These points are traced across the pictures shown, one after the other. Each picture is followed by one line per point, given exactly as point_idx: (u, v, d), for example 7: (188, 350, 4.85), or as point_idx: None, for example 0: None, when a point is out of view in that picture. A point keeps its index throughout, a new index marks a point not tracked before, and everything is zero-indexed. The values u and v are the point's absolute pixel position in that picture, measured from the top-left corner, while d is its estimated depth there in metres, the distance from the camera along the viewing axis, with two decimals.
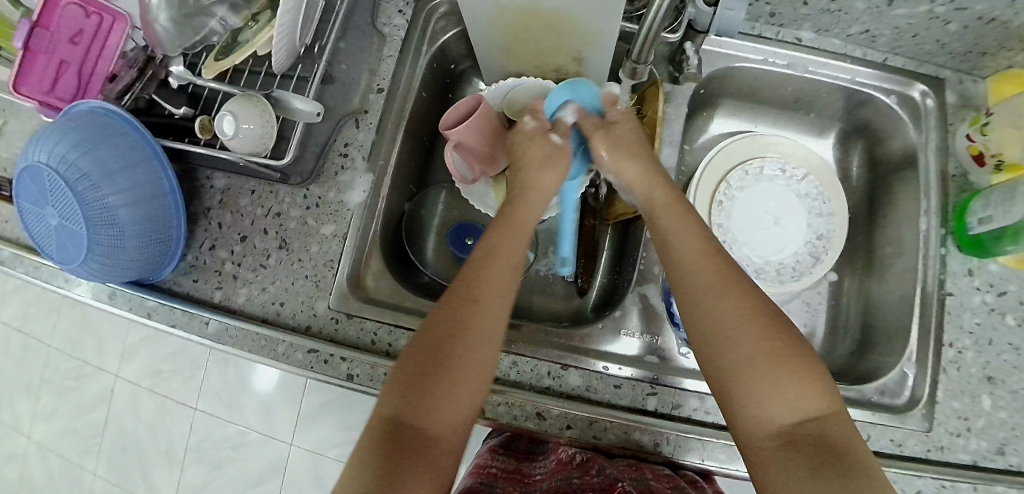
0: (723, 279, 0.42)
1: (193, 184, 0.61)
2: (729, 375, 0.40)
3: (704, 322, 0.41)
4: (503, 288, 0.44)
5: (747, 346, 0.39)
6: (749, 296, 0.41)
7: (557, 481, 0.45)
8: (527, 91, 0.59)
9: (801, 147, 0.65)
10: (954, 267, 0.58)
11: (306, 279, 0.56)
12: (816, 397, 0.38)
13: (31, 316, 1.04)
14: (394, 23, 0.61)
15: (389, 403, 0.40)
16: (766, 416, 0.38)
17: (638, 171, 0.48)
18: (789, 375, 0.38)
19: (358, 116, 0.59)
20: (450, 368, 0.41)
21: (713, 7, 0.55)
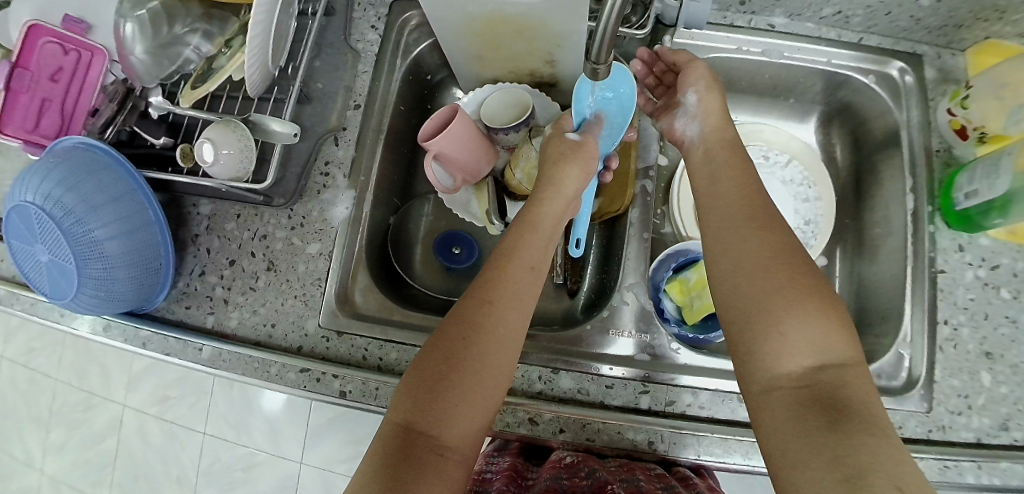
0: (749, 221, 0.45)
1: (179, 211, 0.61)
2: (761, 306, 0.41)
3: (727, 264, 0.44)
4: (519, 295, 0.45)
5: (777, 279, 0.41)
6: (777, 243, 0.43)
7: (548, 481, 0.46)
8: (504, 97, 0.59)
9: (783, 133, 0.64)
10: (944, 243, 0.57)
11: (295, 299, 0.56)
12: (838, 342, 0.38)
13: (35, 351, 1.05)
14: (367, 38, 0.60)
15: (401, 411, 0.40)
16: (780, 350, 0.39)
17: (716, 106, 0.54)
18: (816, 316, 0.39)
19: (336, 134, 0.58)
20: (492, 315, 0.43)
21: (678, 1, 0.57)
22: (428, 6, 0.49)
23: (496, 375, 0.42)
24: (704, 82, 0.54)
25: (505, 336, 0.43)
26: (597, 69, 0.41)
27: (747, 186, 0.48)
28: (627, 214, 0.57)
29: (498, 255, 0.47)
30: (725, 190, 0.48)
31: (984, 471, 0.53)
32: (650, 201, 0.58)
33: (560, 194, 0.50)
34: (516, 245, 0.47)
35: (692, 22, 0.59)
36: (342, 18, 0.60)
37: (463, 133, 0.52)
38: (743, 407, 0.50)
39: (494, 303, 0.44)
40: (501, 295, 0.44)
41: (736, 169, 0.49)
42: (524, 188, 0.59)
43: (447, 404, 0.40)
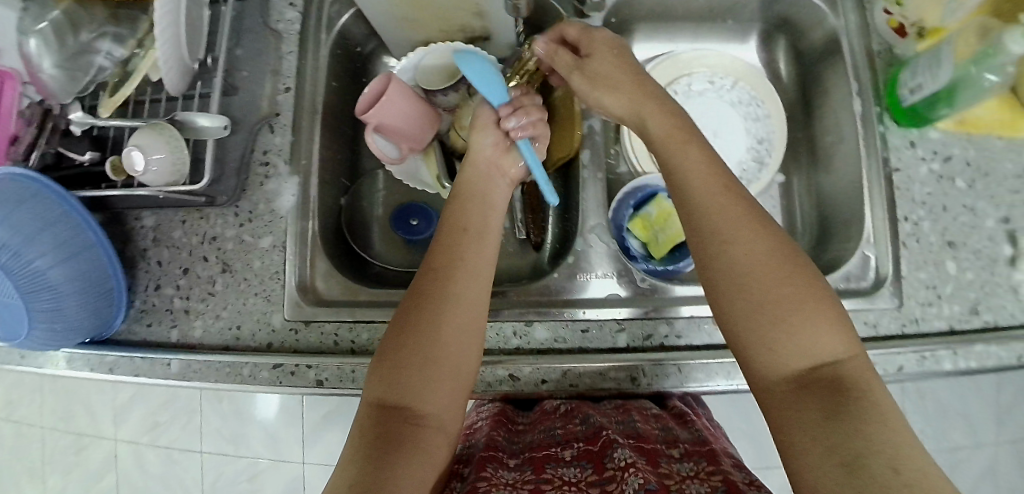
0: (746, 223, 0.41)
1: (123, 228, 0.58)
2: (754, 308, 0.39)
3: (727, 268, 0.40)
4: (470, 264, 0.44)
5: (766, 279, 0.39)
6: (761, 242, 0.41)
7: (542, 433, 0.48)
8: (439, 57, 0.57)
9: (726, 56, 0.63)
10: (896, 141, 0.57)
11: (257, 296, 0.55)
12: (834, 339, 0.38)
13: (15, 401, 1.02)
14: (287, 17, 0.58)
15: (372, 388, 0.40)
16: (786, 356, 0.38)
17: (625, 103, 0.49)
18: (809, 316, 0.38)
19: (270, 120, 0.56)
20: (449, 308, 0.42)
21: None
22: None
23: (460, 339, 0.41)
24: (596, 88, 0.50)
25: (467, 331, 0.42)
26: None
27: (720, 178, 0.44)
28: (579, 156, 0.56)
29: (445, 225, 0.47)
30: (706, 188, 0.43)
31: (960, 356, 0.54)
32: (598, 141, 0.57)
33: (478, 161, 0.50)
34: (459, 209, 0.48)
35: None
36: (257, 0, 0.58)
37: (403, 100, 0.51)
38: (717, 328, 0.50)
39: (444, 266, 0.44)
40: (454, 261, 0.44)
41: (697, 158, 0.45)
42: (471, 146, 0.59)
43: (418, 375, 0.40)
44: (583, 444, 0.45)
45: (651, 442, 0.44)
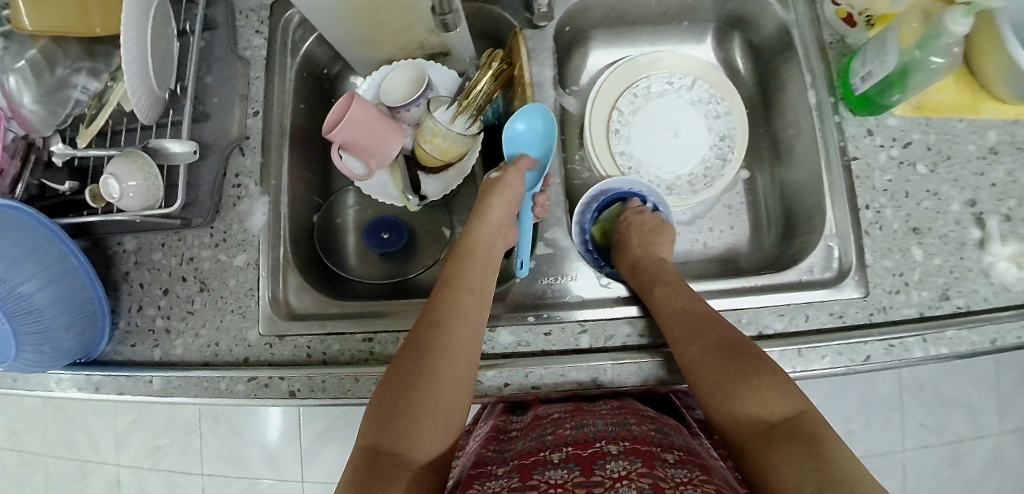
0: (697, 315, 0.48)
1: (104, 253, 0.60)
2: (717, 383, 0.44)
3: (685, 360, 0.46)
4: (469, 314, 0.48)
5: (720, 355, 0.45)
6: (713, 326, 0.47)
7: (533, 440, 0.49)
8: (402, 75, 0.60)
9: (681, 57, 0.64)
10: (852, 130, 0.57)
11: (234, 313, 0.57)
12: (789, 397, 0.42)
13: (19, 431, 1.05)
14: (254, 44, 0.60)
15: (365, 436, 0.42)
16: (749, 424, 0.42)
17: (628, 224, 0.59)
18: (763, 382, 0.43)
19: (241, 144, 0.58)
20: (439, 359, 0.45)
21: None
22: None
23: (452, 392, 0.44)
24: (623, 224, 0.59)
25: (457, 376, 0.45)
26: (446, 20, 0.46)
27: (674, 282, 0.52)
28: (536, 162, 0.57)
29: (442, 282, 0.51)
30: (664, 290, 0.51)
31: (930, 343, 0.54)
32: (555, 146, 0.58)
33: (487, 222, 0.55)
34: (457, 267, 0.52)
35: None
36: (224, 29, 0.60)
37: (369, 117, 0.53)
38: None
39: (442, 325, 0.47)
40: (452, 318, 0.47)
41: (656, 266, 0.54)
42: (435, 158, 0.59)
43: (410, 419, 0.42)
44: (572, 448, 0.45)
45: (647, 445, 0.45)
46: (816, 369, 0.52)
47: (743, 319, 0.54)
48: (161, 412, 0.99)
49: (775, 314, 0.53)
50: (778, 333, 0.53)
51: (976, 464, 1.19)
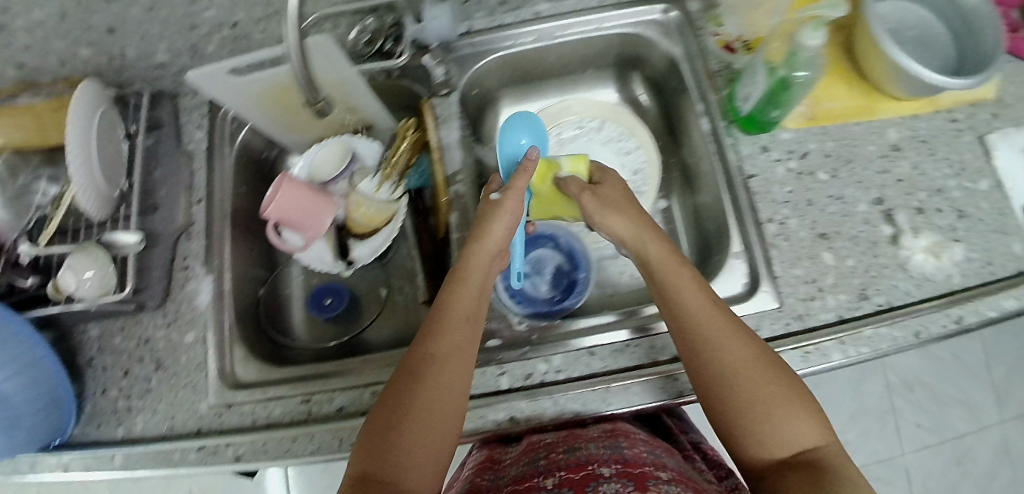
0: (730, 331, 0.47)
1: (68, 344, 0.64)
2: (749, 403, 0.45)
3: (714, 375, 0.46)
4: (457, 343, 0.48)
5: (755, 374, 0.45)
6: (745, 345, 0.47)
7: (525, 465, 0.51)
8: (331, 151, 0.65)
9: (589, 102, 0.69)
10: (747, 149, 0.60)
11: (186, 388, 0.60)
12: (812, 426, 0.44)
13: None
14: (196, 137, 0.67)
15: (358, 463, 0.43)
16: (771, 446, 0.44)
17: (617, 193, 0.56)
18: (792, 407, 0.44)
19: (188, 231, 0.64)
20: (431, 388, 0.45)
21: (419, 23, 0.58)
22: (212, 94, 0.56)
23: (444, 421, 0.45)
24: (597, 210, 0.55)
25: (450, 405, 0.45)
26: (321, 104, 0.53)
27: (703, 288, 0.50)
28: (450, 217, 0.60)
29: (434, 308, 0.51)
30: (692, 296, 0.49)
31: (848, 345, 0.56)
32: (466, 202, 0.60)
33: (483, 249, 0.52)
34: (450, 292, 0.51)
35: (454, 32, 0.61)
36: (166, 129, 0.67)
37: (299, 198, 0.58)
38: (591, 356, 0.54)
39: (435, 354, 0.47)
40: (445, 351, 0.47)
41: (676, 264, 0.52)
42: (363, 225, 0.65)
43: (401, 447, 0.43)
44: (565, 472, 0.47)
45: (639, 467, 0.46)
46: None
47: (659, 344, 0.55)
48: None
49: None
50: None
51: (984, 458, 1.15)
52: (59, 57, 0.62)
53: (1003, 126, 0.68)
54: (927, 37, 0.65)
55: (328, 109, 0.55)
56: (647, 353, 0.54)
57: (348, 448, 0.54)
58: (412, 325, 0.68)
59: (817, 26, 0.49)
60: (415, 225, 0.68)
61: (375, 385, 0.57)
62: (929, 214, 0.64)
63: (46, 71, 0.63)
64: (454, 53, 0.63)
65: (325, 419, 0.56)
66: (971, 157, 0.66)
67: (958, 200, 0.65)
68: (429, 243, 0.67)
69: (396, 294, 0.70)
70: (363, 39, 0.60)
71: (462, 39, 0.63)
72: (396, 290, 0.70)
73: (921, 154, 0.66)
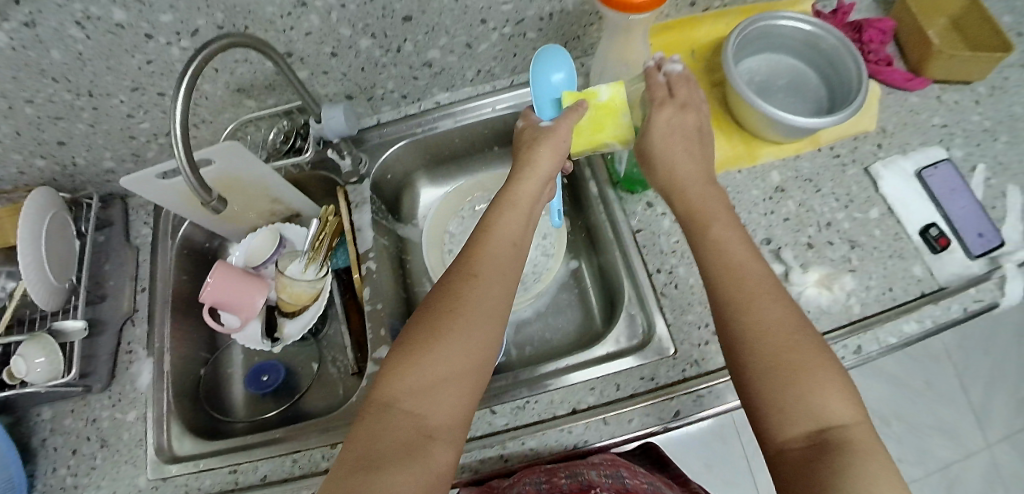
0: (765, 291, 0.48)
1: (22, 429, 0.68)
2: (773, 355, 0.44)
3: (749, 329, 0.46)
4: (500, 270, 0.50)
5: (787, 333, 0.45)
6: (781, 306, 0.47)
7: (526, 486, 0.50)
8: (262, 239, 0.72)
9: (495, 176, 0.75)
10: (633, 206, 0.67)
11: (127, 463, 0.64)
12: (840, 401, 0.42)
13: None
14: (141, 233, 0.76)
15: (388, 380, 0.45)
16: (797, 412, 0.42)
17: (673, 120, 0.55)
18: (816, 377, 0.43)
19: (132, 316, 0.71)
20: (469, 314, 0.47)
21: (319, 122, 0.65)
22: (141, 193, 0.63)
23: (474, 351, 0.46)
24: (653, 137, 0.55)
25: (481, 338, 0.47)
26: (213, 204, 0.53)
27: (746, 247, 0.51)
28: (362, 290, 0.65)
29: (477, 233, 0.54)
30: (717, 254, 0.51)
31: None
32: (377, 277, 0.65)
33: (535, 174, 0.55)
34: (498, 219, 0.54)
35: (359, 127, 0.71)
36: (118, 227, 0.76)
37: (229, 284, 0.64)
38: (493, 414, 0.58)
39: (477, 277, 0.49)
40: (480, 291, 0.49)
41: (719, 213, 0.53)
42: (291, 304, 0.68)
43: (428, 370, 0.45)
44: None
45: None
46: (627, 432, 0.56)
47: (556, 399, 0.58)
48: None
49: (586, 389, 0.58)
50: (596, 403, 0.57)
51: (975, 486, 1.05)
52: (17, 168, 0.70)
53: (888, 154, 0.74)
54: (796, 84, 0.72)
55: (222, 207, 0.54)
56: (545, 408, 0.58)
57: None
58: (345, 390, 0.71)
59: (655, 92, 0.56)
60: (345, 302, 0.73)
61: (297, 452, 0.60)
62: (820, 248, 0.68)
63: (7, 179, 0.72)
64: (364, 144, 0.72)
65: (250, 488, 0.59)
66: (859, 189, 0.72)
67: (847, 230, 0.69)
68: (356, 313, 0.72)
69: (330, 362, 0.74)
70: (279, 139, 0.71)
71: (372, 130, 0.72)
72: (331, 359, 0.74)
73: (807, 192, 0.70)
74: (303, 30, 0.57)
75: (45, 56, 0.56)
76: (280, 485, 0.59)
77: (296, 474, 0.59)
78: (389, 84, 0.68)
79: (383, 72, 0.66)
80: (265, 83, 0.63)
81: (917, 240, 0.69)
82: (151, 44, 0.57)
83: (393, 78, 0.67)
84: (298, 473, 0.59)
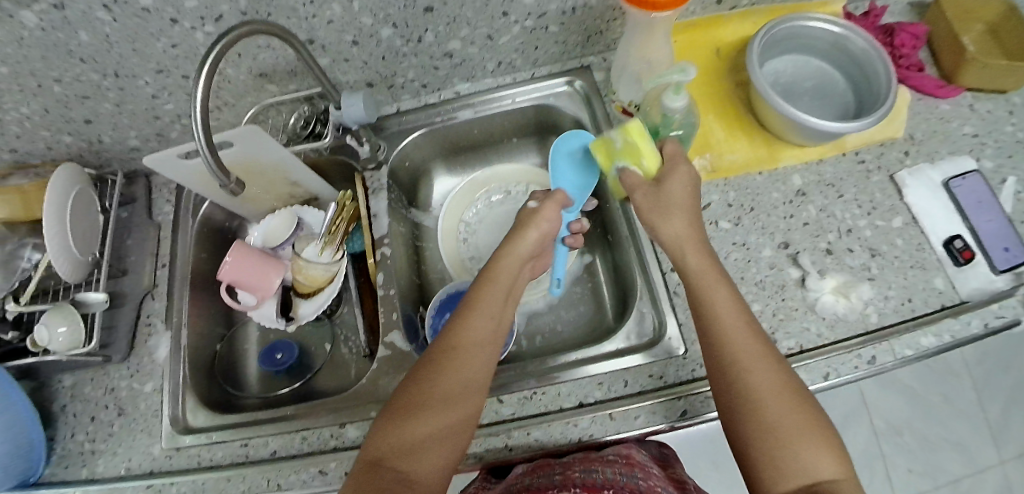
0: (764, 353, 0.47)
1: (45, 393, 0.71)
2: (772, 416, 0.44)
3: (738, 392, 0.45)
4: (483, 340, 0.51)
5: (783, 392, 0.45)
6: (779, 369, 0.46)
7: (540, 478, 0.48)
8: (281, 222, 0.73)
9: (513, 168, 0.75)
10: None
11: (141, 432, 0.66)
12: (833, 459, 0.42)
13: None
14: (165, 210, 0.77)
15: (373, 445, 0.46)
16: (792, 472, 0.42)
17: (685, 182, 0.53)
18: (811, 436, 0.43)
19: (153, 291, 0.73)
20: (450, 384, 0.48)
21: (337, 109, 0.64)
22: (161, 172, 0.65)
23: (459, 416, 0.47)
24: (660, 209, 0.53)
25: (465, 404, 0.47)
26: (231, 188, 0.53)
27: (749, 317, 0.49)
28: (375, 277, 0.65)
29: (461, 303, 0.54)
30: (720, 319, 0.49)
31: None
32: (391, 263, 0.66)
33: (515, 253, 0.56)
34: (480, 293, 0.54)
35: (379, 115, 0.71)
36: (141, 203, 0.77)
37: (247, 263, 0.65)
38: (500, 404, 0.59)
39: (459, 346, 0.50)
40: (464, 361, 0.49)
41: (719, 275, 0.51)
42: (306, 285, 0.69)
43: (414, 436, 0.45)
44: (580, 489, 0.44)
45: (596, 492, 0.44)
46: (633, 428, 0.55)
47: (563, 391, 0.58)
48: None
49: (593, 384, 0.58)
50: (603, 399, 0.57)
51: None
52: (45, 143, 0.72)
53: (915, 162, 0.72)
54: (823, 86, 0.71)
55: (241, 190, 0.54)
56: (552, 400, 0.58)
57: (275, 487, 0.58)
58: (355, 372, 0.72)
59: (676, 90, 0.54)
60: (359, 286, 0.73)
61: (305, 430, 0.61)
62: (839, 254, 0.66)
63: (35, 154, 0.74)
64: (383, 131, 0.72)
65: (259, 462, 0.61)
66: (882, 197, 0.70)
67: (869, 238, 0.68)
68: (369, 299, 0.73)
69: (341, 345, 0.75)
70: (299, 124, 0.71)
71: (393, 117, 0.72)
72: (342, 342, 0.75)
73: (829, 197, 0.69)
74: (325, 18, 0.57)
75: (72, 36, 0.57)
76: (287, 461, 0.60)
77: (303, 452, 0.60)
78: (409, 73, 0.68)
79: (404, 61, 0.66)
80: (287, 69, 0.64)
81: (941, 252, 0.67)
82: (177, 28, 0.58)
83: (414, 68, 0.67)
84: (306, 450, 0.60)
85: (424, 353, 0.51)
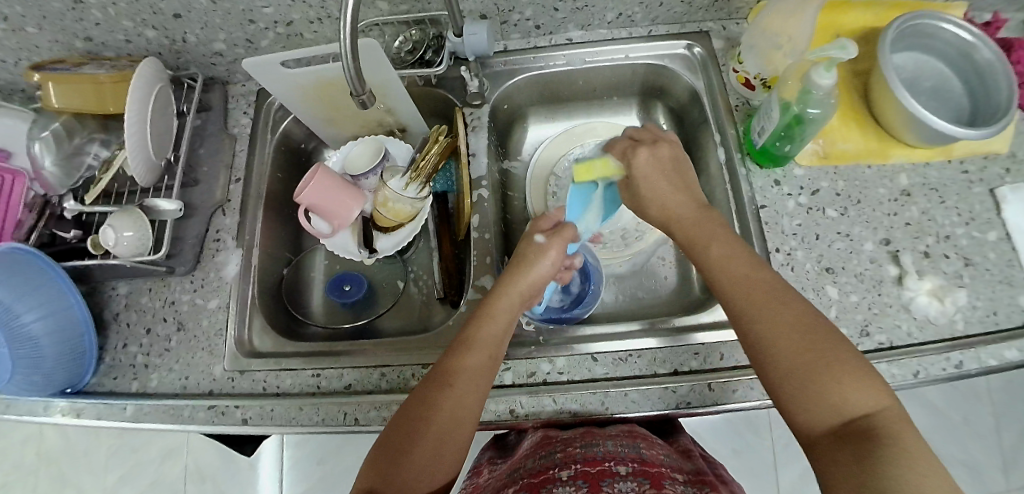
0: (767, 294, 0.46)
1: (97, 298, 0.67)
2: (791, 352, 0.43)
3: (750, 338, 0.45)
4: (477, 377, 0.49)
5: (793, 328, 0.44)
6: (792, 304, 0.45)
7: (542, 458, 0.49)
8: (363, 152, 0.68)
9: (610, 127, 0.72)
10: (759, 181, 0.65)
11: (203, 350, 0.63)
12: (865, 390, 0.40)
13: (14, 481, 1.11)
14: (241, 123, 0.73)
15: (367, 477, 0.44)
16: (822, 405, 0.40)
17: (665, 156, 0.58)
18: (834, 370, 0.41)
19: (223, 206, 0.69)
20: (442, 417, 0.46)
21: (459, 36, 0.62)
22: (258, 79, 0.61)
23: (451, 447, 0.46)
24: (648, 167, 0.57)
25: (456, 435, 0.46)
26: (362, 98, 0.47)
27: (752, 266, 0.49)
28: (469, 220, 0.63)
29: (458, 339, 0.51)
30: (723, 264, 0.50)
31: None
32: (487, 207, 0.64)
33: (515, 291, 0.54)
34: (477, 329, 0.52)
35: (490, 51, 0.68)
36: (217, 112, 0.74)
37: (330, 189, 0.60)
38: (594, 362, 0.57)
39: (453, 383, 0.48)
40: (456, 397, 0.47)
41: (711, 225, 0.53)
42: (388, 218, 0.66)
43: (406, 469, 0.44)
44: (580, 465, 0.46)
45: (597, 464, 0.46)
46: (733, 402, 0.54)
47: (659, 357, 0.57)
48: (163, 440, 1.10)
49: (691, 353, 0.57)
50: (701, 368, 0.56)
51: None
52: (125, 35, 0.67)
53: (1017, 180, 0.67)
54: (942, 89, 0.69)
55: (372, 103, 0.48)
56: (648, 365, 0.56)
57: (352, 422, 0.56)
58: (426, 315, 0.71)
59: (829, 66, 0.53)
60: (436, 227, 0.72)
61: (384, 367, 0.59)
62: (936, 259, 0.63)
63: (112, 45, 0.69)
64: (489, 69, 0.70)
65: (334, 394, 0.58)
66: (979, 208, 0.65)
67: (964, 247, 0.63)
68: (450, 247, 0.71)
69: (412, 286, 0.73)
70: (405, 48, 0.67)
71: (499, 57, 0.69)
72: (413, 283, 0.73)
73: (931, 201, 0.66)
74: None
75: None
76: (366, 396, 0.57)
77: (384, 389, 0.58)
78: (527, 10, 0.65)
79: None
80: None
81: None
82: None
83: (533, 6, 0.64)
84: (385, 387, 0.58)
85: (417, 384, 0.49)
